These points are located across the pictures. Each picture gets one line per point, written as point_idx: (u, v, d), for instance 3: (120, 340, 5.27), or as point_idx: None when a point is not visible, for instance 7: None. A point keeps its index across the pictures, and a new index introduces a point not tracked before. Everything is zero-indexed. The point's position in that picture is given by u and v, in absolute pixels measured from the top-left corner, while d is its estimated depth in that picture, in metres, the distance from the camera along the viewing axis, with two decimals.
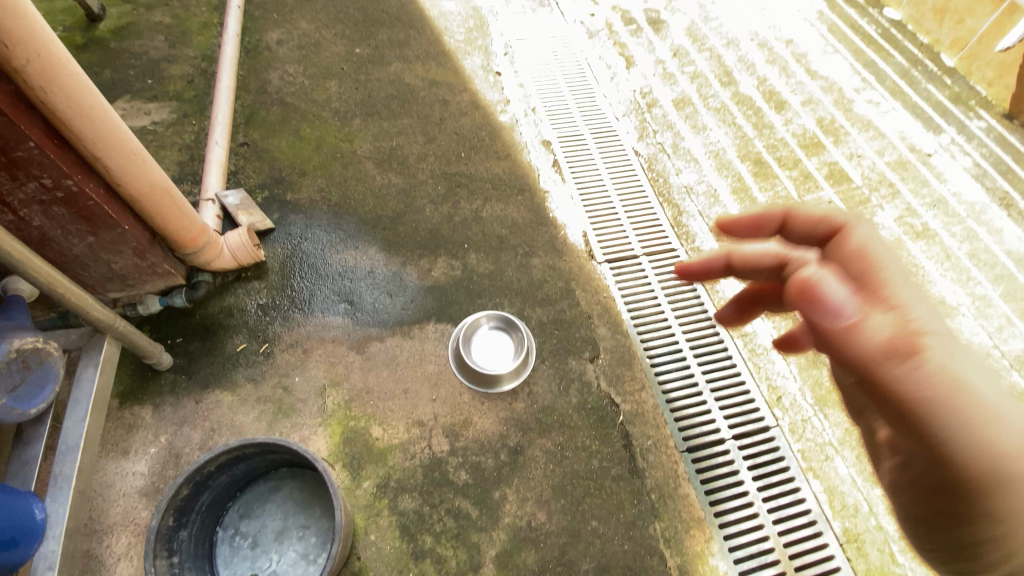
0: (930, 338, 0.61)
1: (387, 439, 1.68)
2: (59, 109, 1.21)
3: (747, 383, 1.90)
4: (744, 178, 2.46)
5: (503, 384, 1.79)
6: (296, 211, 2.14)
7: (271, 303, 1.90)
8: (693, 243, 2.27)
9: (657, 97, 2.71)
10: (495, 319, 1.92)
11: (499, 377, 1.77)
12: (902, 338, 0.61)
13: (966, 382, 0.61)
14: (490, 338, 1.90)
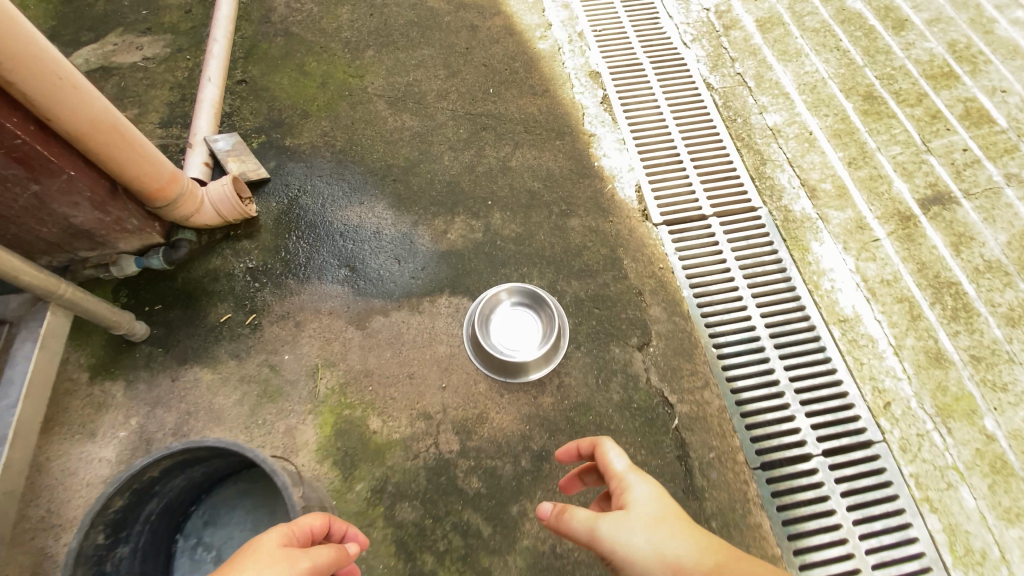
0: (566, 508, 0.98)
1: (386, 434, 1.39)
2: None
3: (845, 384, 1.51)
4: (849, 118, 1.93)
5: (530, 372, 1.46)
6: (295, 158, 1.83)
7: (261, 268, 1.62)
8: (779, 202, 1.79)
9: (738, 17, 2.17)
10: (520, 294, 1.58)
11: (524, 364, 1.45)
12: (554, 513, 1.01)
13: (588, 526, 0.93)
14: (513, 318, 1.57)
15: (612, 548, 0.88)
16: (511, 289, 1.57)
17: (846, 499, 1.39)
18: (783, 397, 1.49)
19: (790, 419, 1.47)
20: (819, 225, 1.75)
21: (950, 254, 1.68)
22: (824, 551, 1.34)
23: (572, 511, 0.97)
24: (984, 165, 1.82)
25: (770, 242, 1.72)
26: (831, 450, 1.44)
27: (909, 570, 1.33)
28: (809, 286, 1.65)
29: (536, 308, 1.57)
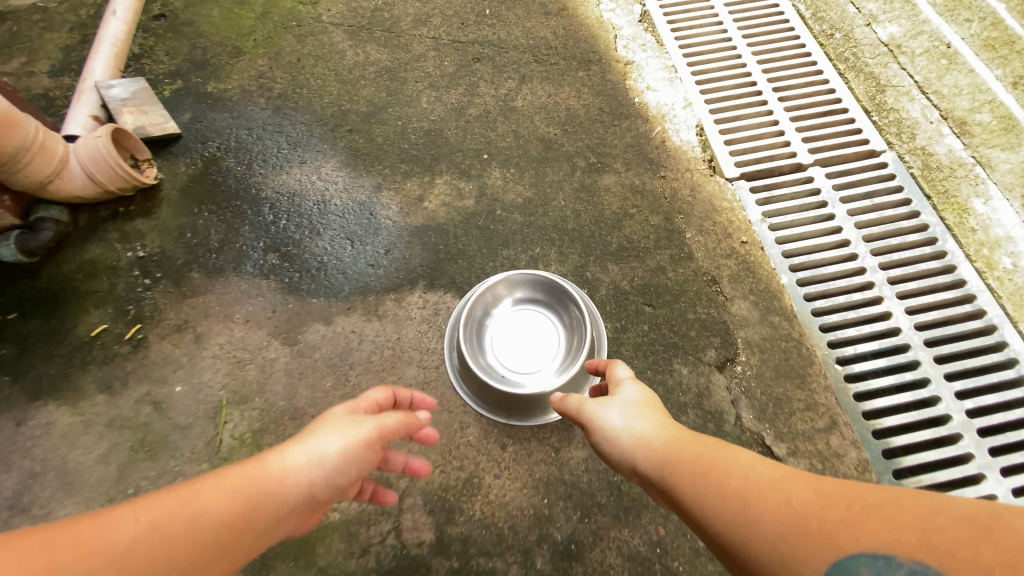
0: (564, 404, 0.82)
1: (319, 514, 0.87)
2: None
3: None
4: (1005, 24, 1.34)
5: (553, 411, 0.92)
6: (218, 107, 1.33)
7: (155, 257, 1.13)
8: (913, 141, 1.23)
9: None
10: (530, 287, 1.04)
11: (543, 398, 0.91)
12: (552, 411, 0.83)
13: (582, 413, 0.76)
14: (520, 323, 1.04)
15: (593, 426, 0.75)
16: (517, 279, 1.02)
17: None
18: (951, 436, 0.94)
19: (967, 471, 0.92)
20: (980, 174, 1.17)
21: None
22: None
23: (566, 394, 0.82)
24: None
25: (906, 201, 1.15)
26: None
27: None
28: (976, 265, 1.07)
29: (557, 308, 1.03)
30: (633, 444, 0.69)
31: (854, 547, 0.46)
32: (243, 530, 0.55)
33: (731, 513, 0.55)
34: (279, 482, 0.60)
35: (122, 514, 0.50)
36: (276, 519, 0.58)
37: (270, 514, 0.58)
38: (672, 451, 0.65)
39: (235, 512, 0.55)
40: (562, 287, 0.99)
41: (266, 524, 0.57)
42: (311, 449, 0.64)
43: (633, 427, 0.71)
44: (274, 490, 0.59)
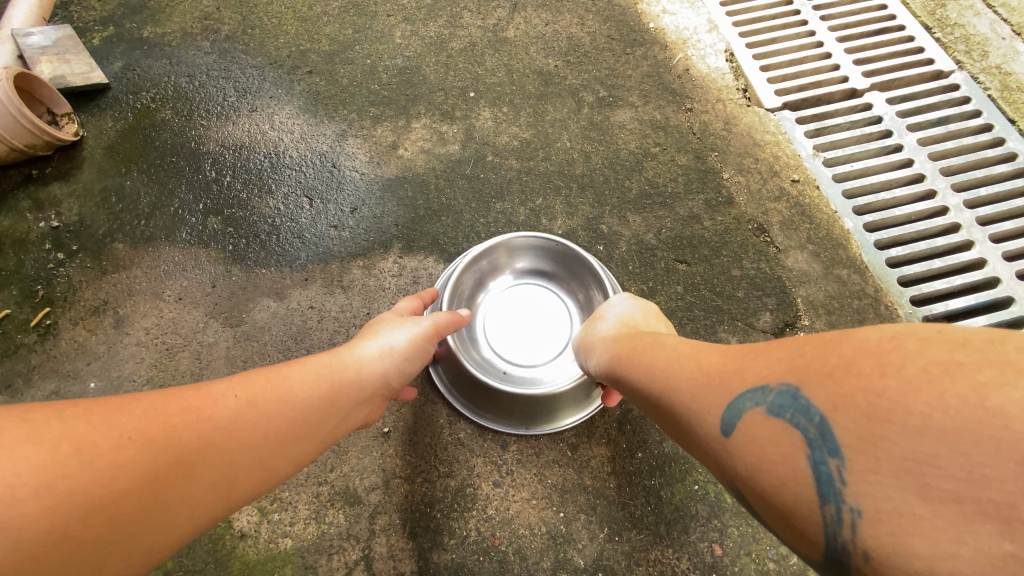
0: None
1: (265, 541, 0.67)
2: None
3: None
4: None
5: (564, 420, 0.70)
6: (153, 54, 1.12)
7: (72, 227, 0.92)
8: (987, 59, 1.01)
9: None
10: (537, 257, 0.82)
11: (553, 404, 0.69)
12: None
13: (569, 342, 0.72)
14: (519, 306, 0.83)
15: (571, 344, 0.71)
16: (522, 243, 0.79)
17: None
18: None
19: None
20: None
21: None
22: None
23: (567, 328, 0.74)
24: None
25: (989, 129, 0.94)
26: None
27: None
28: None
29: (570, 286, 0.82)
30: (592, 345, 0.64)
31: (738, 385, 0.40)
32: (334, 420, 0.53)
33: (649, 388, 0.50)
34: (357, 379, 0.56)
35: (222, 387, 0.46)
36: (355, 411, 0.57)
37: (351, 405, 0.56)
38: (616, 347, 0.59)
39: (327, 398, 0.52)
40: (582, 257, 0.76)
41: (349, 414, 0.55)
42: (382, 341, 0.61)
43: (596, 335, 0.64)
44: (356, 387, 0.56)
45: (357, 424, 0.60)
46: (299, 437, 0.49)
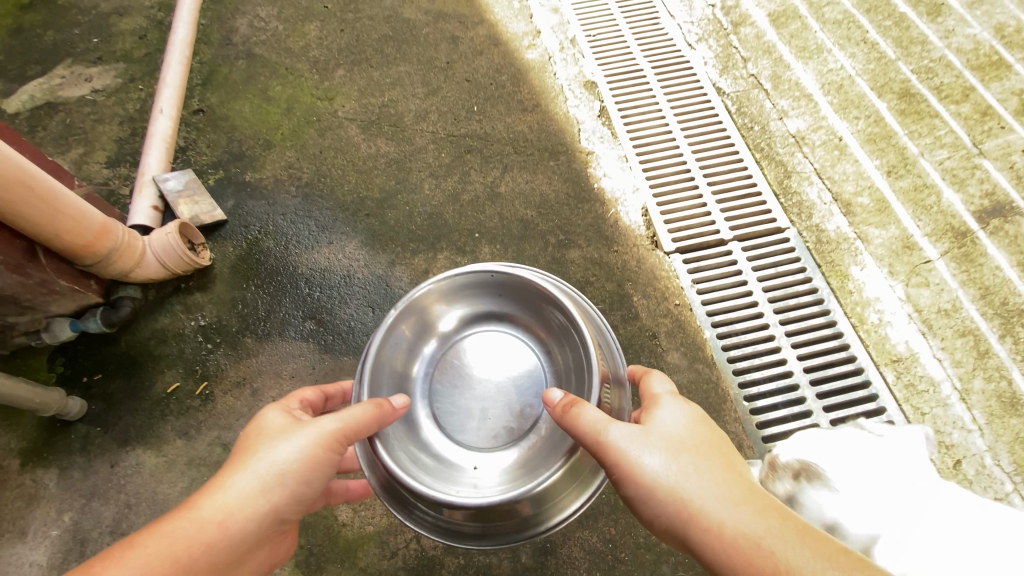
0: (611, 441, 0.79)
1: (357, 527, 1.17)
2: None
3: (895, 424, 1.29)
4: (885, 120, 1.70)
5: (562, 507, 0.92)
6: (255, 196, 1.63)
7: (214, 325, 1.41)
8: (810, 220, 1.57)
9: (748, 11, 1.98)
10: (463, 297, 1.12)
11: (543, 495, 0.89)
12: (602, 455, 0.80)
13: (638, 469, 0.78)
14: (460, 363, 1.13)
15: (610, 450, 0.79)
16: (444, 290, 1.08)
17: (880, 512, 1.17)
18: None
19: None
20: (858, 246, 1.51)
21: (1018, 277, 1.43)
22: None
23: (580, 408, 0.82)
24: None
25: (803, 270, 1.49)
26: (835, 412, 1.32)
27: None
28: (853, 321, 1.42)
29: (507, 310, 1.14)
30: (691, 514, 0.74)
31: None
32: (196, 560, 0.73)
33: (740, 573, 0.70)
34: (224, 520, 0.76)
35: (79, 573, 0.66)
36: (229, 539, 0.76)
37: (220, 541, 0.75)
38: (709, 509, 0.74)
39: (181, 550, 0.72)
40: (515, 274, 1.04)
41: (217, 547, 0.75)
42: (252, 474, 0.79)
43: (679, 472, 0.77)
44: (219, 530, 0.75)
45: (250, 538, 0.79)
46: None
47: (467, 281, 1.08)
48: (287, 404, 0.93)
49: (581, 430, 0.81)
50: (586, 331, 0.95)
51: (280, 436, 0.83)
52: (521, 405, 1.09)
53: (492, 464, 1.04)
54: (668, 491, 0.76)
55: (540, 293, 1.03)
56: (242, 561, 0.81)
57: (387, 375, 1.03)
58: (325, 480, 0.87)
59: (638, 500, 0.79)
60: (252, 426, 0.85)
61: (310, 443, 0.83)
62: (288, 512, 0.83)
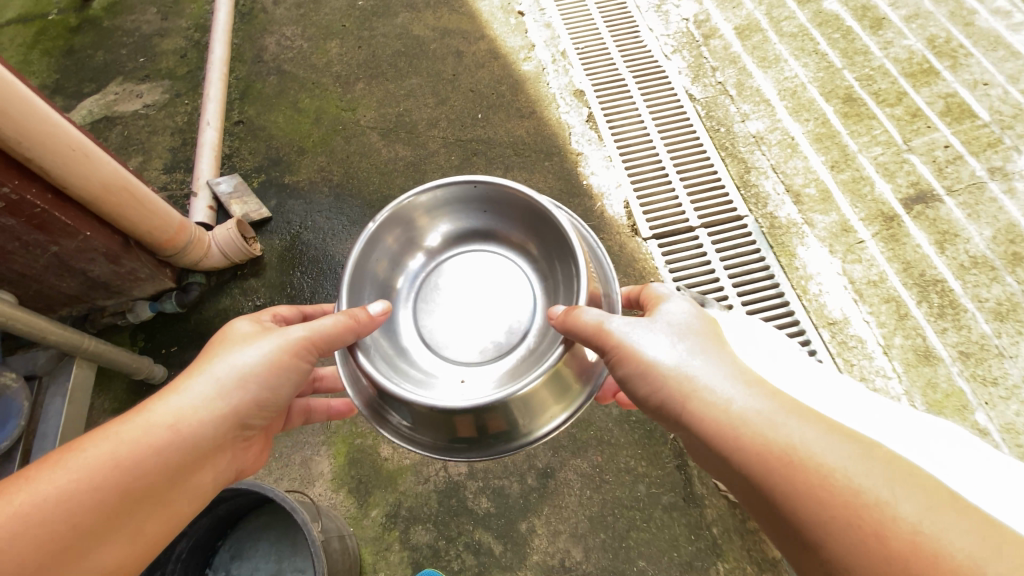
0: (612, 325, 0.92)
1: (397, 460, 1.50)
2: (7, 137, 1.13)
3: None
4: (831, 121, 1.99)
5: (554, 419, 1.03)
6: (294, 196, 1.91)
7: (269, 306, 1.72)
8: (765, 209, 1.86)
9: (717, 25, 2.26)
10: (447, 212, 1.24)
11: (528, 400, 0.97)
12: (602, 337, 0.92)
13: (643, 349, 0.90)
14: (443, 279, 1.25)
15: (615, 340, 0.91)
16: (428, 202, 1.19)
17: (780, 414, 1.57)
18: None
19: None
20: (805, 230, 1.81)
21: (935, 252, 1.72)
22: None
23: (580, 310, 0.94)
24: (966, 160, 1.87)
25: (758, 250, 1.79)
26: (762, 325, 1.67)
27: None
28: (798, 292, 1.72)
29: (490, 224, 1.25)
30: (688, 388, 0.86)
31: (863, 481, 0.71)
32: (161, 453, 0.85)
33: (733, 444, 0.80)
34: (176, 422, 0.87)
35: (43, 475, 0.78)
36: (194, 433, 0.88)
37: (187, 438, 0.88)
38: (707, 386, 0.85)
39: (147, 446, 0.84)
40: (495, 183, 1.14)
41: (185, 442, 0.88)
42: (207, 378, 0.91)
43: (678, 355, 0.89)
44: (174, 430, 0.87)
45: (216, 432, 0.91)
46: (124, 480, 0.81)
47: (455, 196, 1.20)
48: (256, 317, 1.07)
49: (580, 327, 0.93)
50: (564, 226, 1.06)
51: (232, 345, 0.96)
52: (505, 317, 1.20)
53: (479, 374, 1.15)
54: (668, 373, 0.88)
55: (520, 201, 1.15)
56: (216, 458, 0.94)
57: (372, 284, 1.15)
58: (284, 382, 0.98)
59: (641, 383, 0.91)
60: (215, 338, 0.98)
61: (263, 347, 0.95)
62: (248, 413, 0.95)
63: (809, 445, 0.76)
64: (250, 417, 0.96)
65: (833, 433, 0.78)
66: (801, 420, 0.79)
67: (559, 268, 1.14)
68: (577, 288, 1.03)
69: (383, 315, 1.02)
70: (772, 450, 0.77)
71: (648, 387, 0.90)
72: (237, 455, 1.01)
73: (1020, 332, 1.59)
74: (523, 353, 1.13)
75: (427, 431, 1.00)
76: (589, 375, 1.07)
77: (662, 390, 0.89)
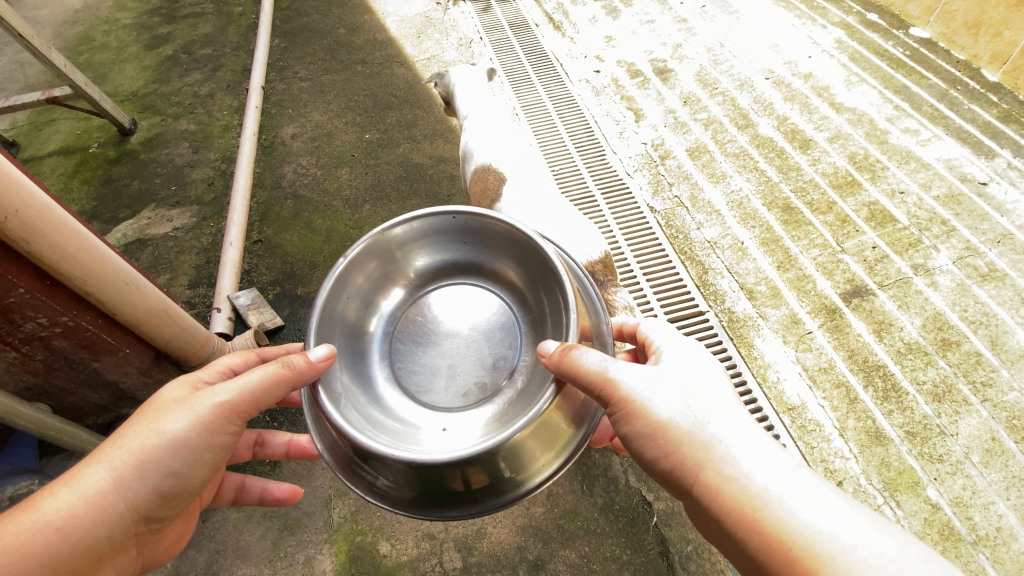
0: (629, 391, 1.01)
1: (395, 556, 1.59)
2: (75, 278, 1.37)
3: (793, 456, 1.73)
4: (773, 227, 2.30)
5: (546, 469, 1.09)
6: (306, 305, 2.16)
7: (278, 408, 1.94)
8: (723, 304, 2.11)
9: (670, 148, 2.66)
10: (426, 244, 1.38)
11: (516, 450, 1.02)
12: (617, 401, 1.01)
13: (658, 415, 1.01)
14: (422, 313, 1.37)
15: (625, 395, 1.01)
16: (405, 235, 1.33)
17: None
18: None
19: None
20: (759, 323, 2.04)
21: (874, 340, 1.95)
22: None
23: (580, 354, 1.01)
24: (892, 259, 2.16)
25: (720, 343, 2.01)
26: None
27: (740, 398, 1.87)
28: (758, 379, 1.91)
29: (471, 257, 1.40)
30: (700, 455, 0.98)
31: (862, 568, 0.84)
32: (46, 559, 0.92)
33: (753, 527, 0.93)
34: (64, 521, 0.95)
35: None
36: (87, 535, 0.97)
37: (77, 539, 0.96)
38: (726, 463, 0.97)
39: (31, 549, 0.91)
40: (470, 211, 1.29)
41: (75, 543, 0.95)
42: (101, 474, 0.98)
43: (692, 421, 1.00)
44: (61, 530, 0.94)
45: (111, 531, 0.99)
46: None
47: (435, 230, 1.35)
48: (194, 378, 1.13)
49: (584, 375, 1.01)
50: (546, 254, 1.20)
51: (142, 422, 1.01)
52: (490, 355, 1.31)
53: (456, 417, 1.23)
54: (685, 442, 0.99)
55: (500, 234, 1.31)
56: (112, 556, 1.02)
57: (342, 326, 1.25)
58: (192, 467, 1.04)
59: (652, 444, 1.02)
60: (142, 408, 1.04)
61: (171, 424, 1.00)
62: (146, 508, 1.02)
63: (830, 538, 0.88)
64: (150, 508, 1.03)
65: (850, 521, 0.90)
66: (820, 510, 0.91)
67: (546, 299, 1.26)
68: (565, 322, 1.15)
69: (325, 360, 1.05)
70: (787, 536, 0.90)
71: (662, 451, 1.01)
72: (146, 544, 1.10)
73: (957, 412, 1.77)
74: (512, 395, 1.21)
75: (399, 484, 1.04)
76: (582, 418, 1.14)
77: (678, 457, 1.00)
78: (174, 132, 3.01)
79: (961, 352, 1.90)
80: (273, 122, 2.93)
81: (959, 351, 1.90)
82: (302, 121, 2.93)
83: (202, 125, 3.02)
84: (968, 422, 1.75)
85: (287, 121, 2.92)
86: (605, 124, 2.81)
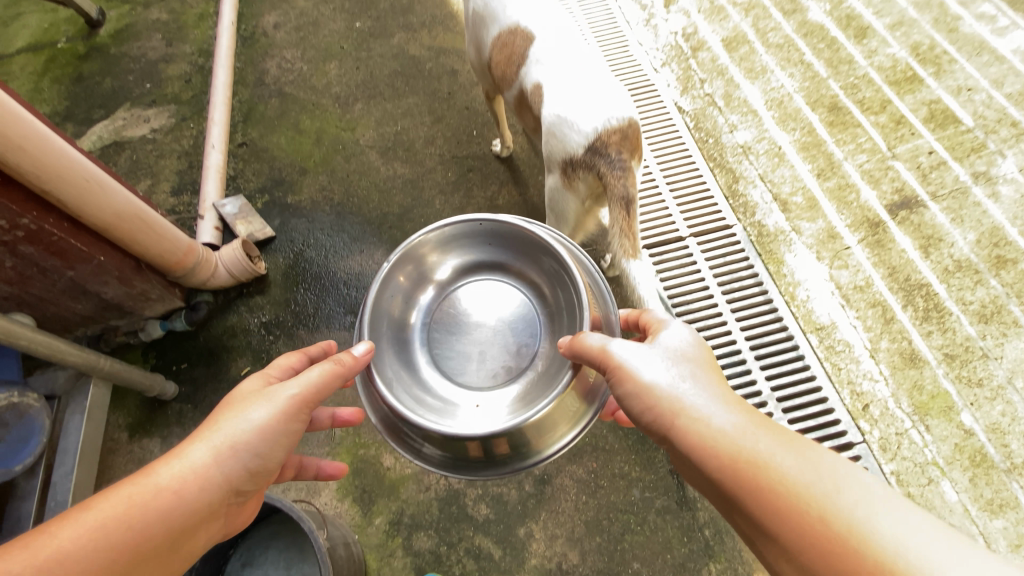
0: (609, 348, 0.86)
1: (399, 469, 1.57)
2: (27, 174, 1.20)
3: (818, 378, 1.62)
4: (816, 130, 2.03)
5: (562, 440, 0.95)
6: (297, 215, 2.00)
7: (273, 321, 1.81)
8: (753, 217, 1.91)
9: (704, 37, 2.32)
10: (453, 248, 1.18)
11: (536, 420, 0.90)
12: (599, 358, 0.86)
13: (639, 370, 0.84)
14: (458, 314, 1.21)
15: (616, 363, 0.85)
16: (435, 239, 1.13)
17: (788, 422, 1.59)
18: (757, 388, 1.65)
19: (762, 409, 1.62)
20: (792, 237, 1.85)
21: (920, 257, 1.76)
22: (683, 273, 1.85)
23: (584, 334, 0.90)
24: (949, 166, 1.91)
25: (747, 260, 1.84)
26: (752, 331, 1.72)
27: (766, 318, 1.74)
28: (786, 297, 1.76)
29: (494, 258, 1.20)
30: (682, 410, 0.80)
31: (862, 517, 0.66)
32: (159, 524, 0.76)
33: (725, 472, 0.74)
34: (179, 487, 0.79)
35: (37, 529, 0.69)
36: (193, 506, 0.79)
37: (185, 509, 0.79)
38: (703, 410, 0.79)
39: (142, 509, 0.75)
40: (495, 216, 1.10)
41: (181, 516, 0.78)
42: (207, 446, 0.82)
43: (677, 379, 0.83)
44: (173, 496, 0.78)
45: (213, 509, 0.82)
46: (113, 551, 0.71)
47: (458, 232, 1.15)
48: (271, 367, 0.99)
49: (584, 351, 0.89)
50: (564, 256, 1.02)
51: (238, 402, 0.86)
52: (513, 342, 1.17)
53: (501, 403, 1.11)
54: (666, 396, 0.82)
55: (522, 235, 1.11)
56: (202, 539, 0.84)
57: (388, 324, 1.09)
58: (282, 451, 0.87)
59: (636, 407, 0.84)
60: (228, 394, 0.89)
61: (262, 410, 0.85)
62: (244, 483, 0.85)
63: (801, 474, 0.72)
64: (247, 486, 0.86)
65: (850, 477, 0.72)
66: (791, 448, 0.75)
67: (564, 294, 1.10)
68: (578, 313, 1.01)
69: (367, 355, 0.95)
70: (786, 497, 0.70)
71: (644, 411, 0.83)
72: (224, 524, 0.91)
73: (1003, 334, 1.63)
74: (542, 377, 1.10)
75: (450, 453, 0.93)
76: (593, 395, 0.97)
77: (656, 411, 0.82)
78: (145, 22, 2.68)
79: (1015, 271, 1.72)
80: (253, 9, 2.59)
81: (1013, 270, 1.72)
82: (284, 7, 2.58)
83: (175, 13, 2.68)
84: (1014, 345, 1.61)
85: (268, 8, 2.58)
86: (629, 10, 2.44)
